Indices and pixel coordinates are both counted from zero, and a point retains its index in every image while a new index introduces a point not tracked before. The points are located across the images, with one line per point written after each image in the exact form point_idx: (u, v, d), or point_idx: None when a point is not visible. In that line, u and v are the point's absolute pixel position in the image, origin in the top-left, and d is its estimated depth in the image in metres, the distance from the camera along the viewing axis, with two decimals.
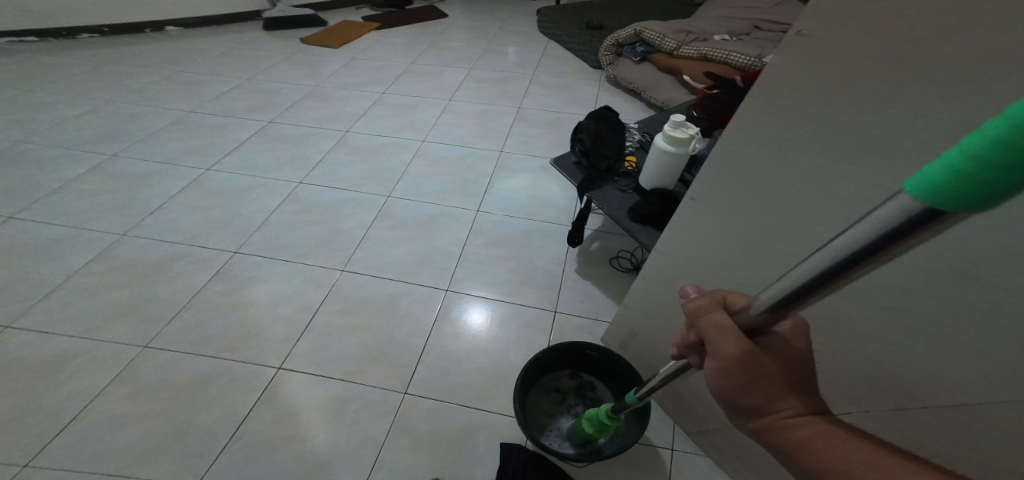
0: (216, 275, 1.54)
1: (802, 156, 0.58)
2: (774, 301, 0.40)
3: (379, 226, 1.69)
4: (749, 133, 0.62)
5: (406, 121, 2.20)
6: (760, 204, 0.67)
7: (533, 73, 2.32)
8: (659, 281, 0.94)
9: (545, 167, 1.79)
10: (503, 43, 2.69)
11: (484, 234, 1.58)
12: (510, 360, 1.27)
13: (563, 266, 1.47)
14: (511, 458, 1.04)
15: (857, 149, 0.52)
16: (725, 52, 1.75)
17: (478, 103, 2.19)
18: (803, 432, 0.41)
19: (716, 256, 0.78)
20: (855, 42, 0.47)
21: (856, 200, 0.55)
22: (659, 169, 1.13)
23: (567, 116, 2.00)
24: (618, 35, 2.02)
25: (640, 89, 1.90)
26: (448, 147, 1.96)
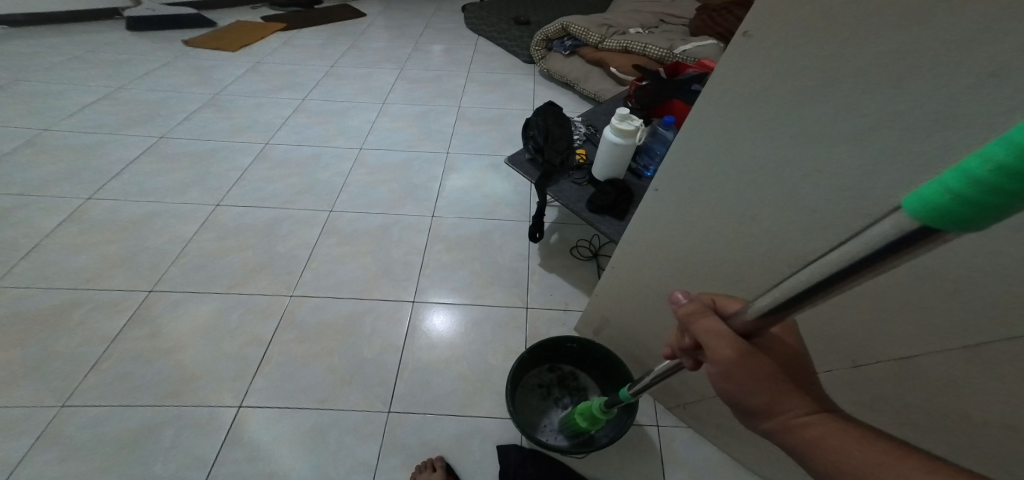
0: (131, 319, 1.35)
1: (755, 143, 0.55)
2: (768, 307, 0.41)
3: (326, 243, 1.59)
4: (695, 130, 0.60)
5: (337, 128, 2.09)
6: (717, 193, 0.64)
7: (466, 71, 2.30)
8: (629, 269, 0.94)
9: (494, 164, 1.79)
10: (429, 42, 2.63)
11: (442, 239, 1.56)
12: (489, 362, 1.27)
13: (528, 262, 1.49)
14: (509, 457, 1.08)
15: (814, 131, 0.49)
16: (643, 45, 1.82)
17: (414, 104, 2.13)
18: (814, 431, 0.42)
19: (682, 243, 0.76)
20: (788, 36, 0.45)
21: (806, 193, 0.53)
22: (611, 160, 1.17)
23: (507, 112, 2.01)
24: (546, 30, 2.06)
25: (573, 82, 1.96)
26: (388, 153, 1.90)
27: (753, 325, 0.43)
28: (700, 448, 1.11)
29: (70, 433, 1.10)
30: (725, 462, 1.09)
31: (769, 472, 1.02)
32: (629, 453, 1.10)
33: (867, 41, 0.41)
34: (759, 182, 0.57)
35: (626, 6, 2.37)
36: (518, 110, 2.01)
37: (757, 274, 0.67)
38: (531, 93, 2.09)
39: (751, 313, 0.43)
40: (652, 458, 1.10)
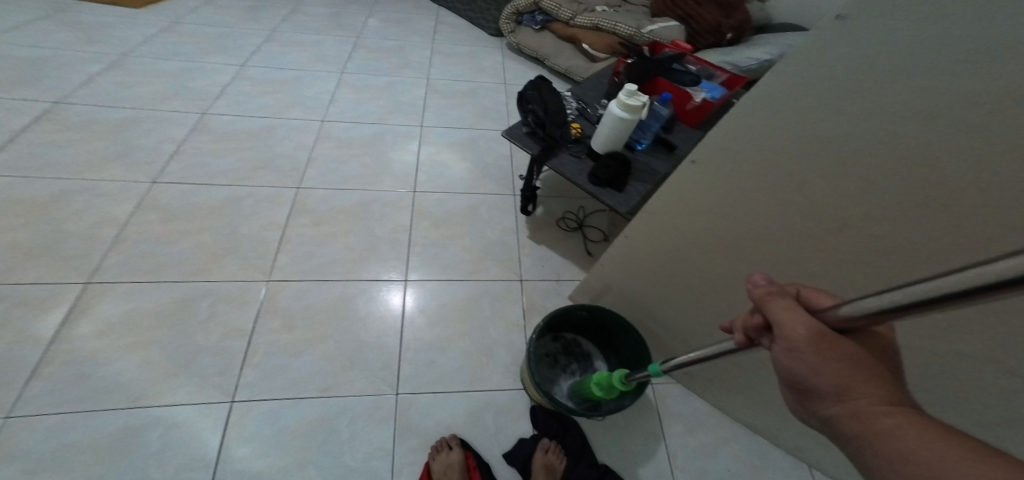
0: (70, 315, 1.16)
1: (811, 121, 0.60)
2: (873, 308, 0.39)
3: (298, 223, 1.46)
4: (755, 104, 0.65)
5: (290, 98, 1.90)
6: (761, 166, 0.70)
7: (430, 42, 2.20)
8: (643, 239, 0.99)
9: (472, 139, 1.75)
10: (384, 9, 2.48)
11: (428, 215, 1.51)
12: (491, 337, 1.26)
13: (518, 235, 1.48)
14: (537, 412, 1.14)
15: (866, 114, 0.55)
16: (614, 23, 1.77)
17: (377, 75, 2.01)
18: (891, 422, 0.37)
19: (712, 214, 0.82)
20: (862, 25, 0.51)
21: (851, 166, 0.60)
22: (613, 135, 1.21)
23: (479, 85, 1.96)
24: (516, 3, 1.99)
25: (544, 57, 1.95)
26: (355, 127, 1.78)
27: (845, 319, 0.41)
28: (690, 401, 1.22)
29: (27, 445, 0.97)
30: (711, 411, 1.21)
31: (751, 418, 1.15)
32: (632, 413, 1.17)
33: (942, 32, 0.46)
34: (821, 154, 0.62)
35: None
36: (491, 84, 1.98)
37: (784, 239, 0.74)
38: (501, 68, 2.06)
39: (849, 302, 0.40)
40: (652, 414, 1.18)
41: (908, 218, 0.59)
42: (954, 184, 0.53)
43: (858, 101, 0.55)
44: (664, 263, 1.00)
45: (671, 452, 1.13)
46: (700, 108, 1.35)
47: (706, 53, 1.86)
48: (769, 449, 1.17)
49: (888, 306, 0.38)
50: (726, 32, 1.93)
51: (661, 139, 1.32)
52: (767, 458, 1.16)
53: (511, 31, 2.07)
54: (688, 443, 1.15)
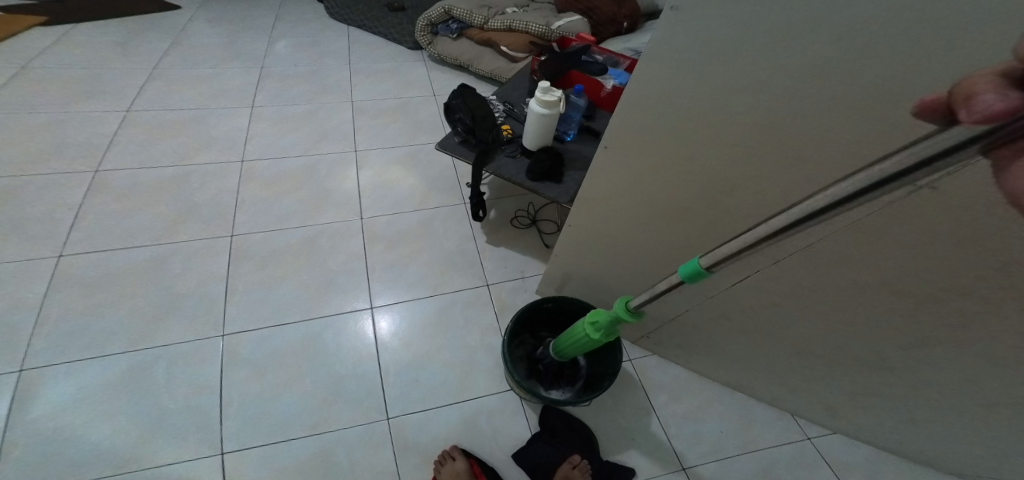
0: (14, 405, 1.08)
1: (688, 99, 0.69)
2: None
3: (241, 270, 1.39)
4: (639, 93, 0.73)
5: (200, 139, 1.78)
6: (660, 141, 0.78)
7: (346, 62, 2.14)
8: (584, 223, 1.07)
9: (411, 154, 1.75)
10: (285, 33, 2.36)
11: (381, 239, 1.49)
12: (469, 344, 1.29)
13: (475, 241, 1.51)
14: (549, 417, 1.16)
15: (727, 87, 0.65)
16: (526, 22, 1.85)
17: (295, 103, 1.93)
18: None
19: (632, 190, 0.91)
20: (700, 18, 0.60)
21: (728, 131, 0.69)
22: (539, 131, 1.28)
23: (407, 101, 1.95)
24: (428, 14, 2.01)
25: (467, 63, 1.98)
26: (282, 162, 1.70)
27: None
28: (669, 369, 1.28)
29: None
30: (690, 376, 1.27)
31: (723, 375, 1.23)
32: (617, 392, 1.23)
33: (757, 18, 0.56)
34: (748, 97, 0.64)
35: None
36: (417, 98, 1.97)
37: (695, 200, 0.84)
38: (426, 80, 2.05)
39: None
40: (637, 390, 1.23)
41: (779, 168, 0.69)
42: (802, 135, 0.64)
43: (741, 64, 0.61)
44: (610, 241, 1.08)
45: (664, 421, 1.19)
46: (613, 94, 1.44)
47: (616, 44, 1.98)
48: (750, 403, 1.24)
49: None
50: (622, 21, 2.08)
51: (587, 127, 1.42)
52: (751, 415, 1.22)
53: (429, 42, 2.08)
54: (676, 411, 1.21)
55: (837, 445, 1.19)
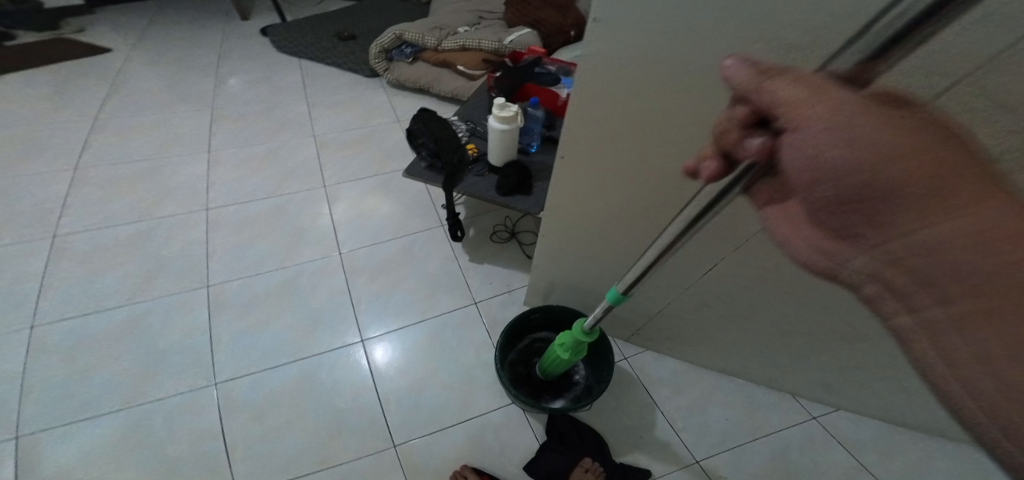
0: (18, 469, 1.07)
1: (630, 102, 0.74)
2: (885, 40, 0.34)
3: (224, 319, 1.36)
4: (584, 102, 0.77)
5: (157, 190, 1.72)
6: (612, 144, 0.82)
7: (302, 96, 2.12)
8: (556, 231, 1.10)
9: (382, 182, 1.75)
10: (234, 69, 2.31)
11: (363, 270, 1.50)
12: (465, 363, 1.31)
13: (458, 261, 1.53)
14: (557, 423, 1.18)
15: (663, 88, 0.69)
16: (478, 41, 1.88)
17: (256, 143, 1.90)
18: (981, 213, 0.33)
19: (595, 193, 0.94)
20: (627, 29, 0.64)
21: (672, 127, 0.74)
22: (502, 146, 1.31)
23: (371, 129, 1.95)
24: (380, 41, 2.01)
25: (426, 86, 1.99)
26: (249, 206, 1.67)
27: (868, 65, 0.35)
28: (665, 363, 1.33)
29: None
30: (686, 367, 1.33)
31: (717, 362, 1.28)
32: (618, 392, 1.26)
33: (677, 23, 0.61)
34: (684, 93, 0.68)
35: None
36: (380, 125, 1.97)
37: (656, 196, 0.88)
38: (387, 106, 2.05)
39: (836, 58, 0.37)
40: (638, 387, 1.28)
41: None
42: None
43: (671, 65, 0.66)
44: (584, 245, 1.11)
45: (669, 416, 1.23)
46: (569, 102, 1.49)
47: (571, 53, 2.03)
48: (750, 388, 1.30)
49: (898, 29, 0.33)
50: (569, 30, 2.07)
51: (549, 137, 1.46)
52: (751, 398, 1.28)
53: (385, 68, 2.09)
54: (678, 403, 1.26)
55: (843, 422, 1.26)
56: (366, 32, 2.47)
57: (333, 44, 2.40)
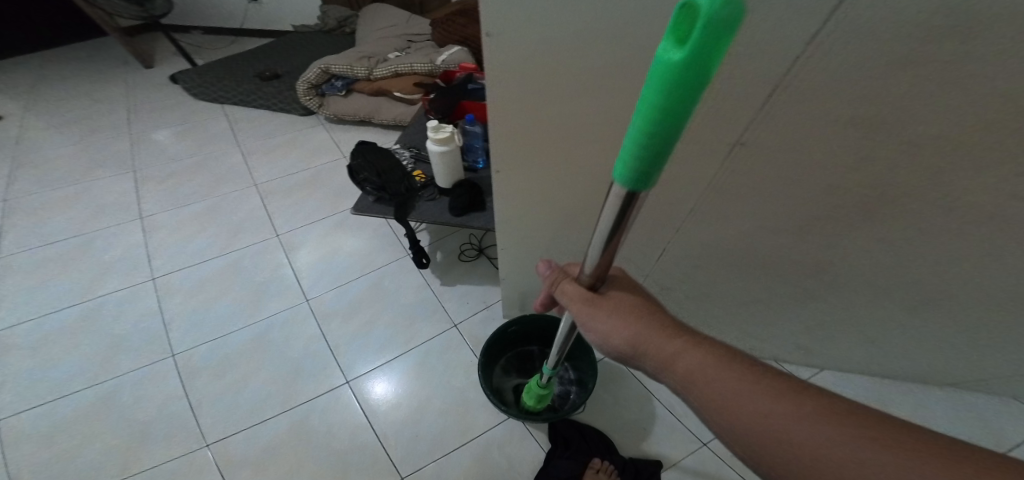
0: None
1: (555, 94, 0.67)
2: (596, 261, 0.52)
3: (198, 383, 1.30)
4: (508, 102, 0.69)
5: (98, 266, 1.58)
6: (549, 142, 0.75)
7: (234, 145, 2.01)
8: (514, 249, 1.00)
9: (339, 221, 1.69)
10: (155, 122, 2.16)
11: (335, 314, 1.45)
12: (456, 385, 1.30)
13: (431, 287, 1.50)
14: (559, 428, 1.14)
15: (587, 73, 0.63)
16: (410, 64, 1.82)
17: (195, 201, 1.79)
18: (686, 364, 0.48)
19: (544, 199, 0.87)
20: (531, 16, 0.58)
21: (602, 111, 0.68)
22: (449, 167, 1.07)
23: (317, 170, 1.88)
24: (306, 77, 1.93)
25: (367, 117, 1.94)
26: (200, 267, 1.57)
27: (596, 276, 0.54)
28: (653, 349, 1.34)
29: None
30: None
31: None
32: (614, 386, 1.24)
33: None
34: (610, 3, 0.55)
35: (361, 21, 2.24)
36: (326, 163, 1.90)
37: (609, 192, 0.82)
38: (329, 144, 1.98)
39: (585, 264, 0.54)
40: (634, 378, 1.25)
41: None
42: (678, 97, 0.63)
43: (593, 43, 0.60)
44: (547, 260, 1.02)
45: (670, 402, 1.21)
46: None
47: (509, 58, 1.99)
48: None
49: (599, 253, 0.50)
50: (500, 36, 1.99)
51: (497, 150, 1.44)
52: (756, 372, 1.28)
53: (319, 104, 2.02)
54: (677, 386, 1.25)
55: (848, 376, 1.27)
56: (290, 68, 2.37)
57: (257, 85, 2.29)
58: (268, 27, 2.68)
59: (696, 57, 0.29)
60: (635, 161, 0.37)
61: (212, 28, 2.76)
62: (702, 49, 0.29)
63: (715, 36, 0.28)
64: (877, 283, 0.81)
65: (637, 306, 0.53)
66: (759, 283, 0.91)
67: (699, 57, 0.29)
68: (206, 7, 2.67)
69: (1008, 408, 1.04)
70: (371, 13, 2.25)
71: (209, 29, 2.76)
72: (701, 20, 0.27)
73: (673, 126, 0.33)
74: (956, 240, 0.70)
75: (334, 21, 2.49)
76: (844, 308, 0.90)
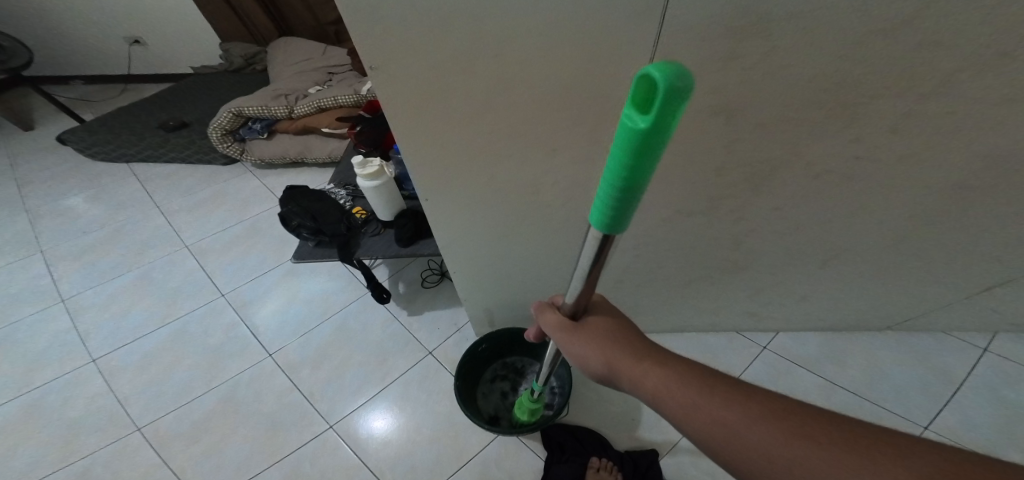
0: None
1: (469, 83, 0.52)
2: (576, 289, 0.49)
3: (174, 449, 1.14)
4: (411, 103, 0.55)
5: (29, 357, 1.33)
6: (482, 144, 0.60)
7: (150, 206, 1.76)
8: (471, 271, 0.85)
9: (290, 269, 1.50)
10: (49, 187, 1.88)
11: (302, 364, 1.27)
12: (440, 411, 1.17)
13: (399, 320, 1.34)
14: (554, 435, 1.10)
15: (500, 46, 0.49)
16: (332, 97, 1.66)
17: (117, 273, 1.54)
18: (664, 386, 0.44)
19: (495, 214, 0.72)
20: None
21: (536, 91, 0.53)
22: (387, 200, 1.02)
23: (253, 220, 1.66)
24: (217, 123, 1.74)
25: (298, 158, 1.76)
26: (142, 342, 1.35)
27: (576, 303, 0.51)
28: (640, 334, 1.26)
29: None
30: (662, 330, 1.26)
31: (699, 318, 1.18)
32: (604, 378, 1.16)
33: None
34: (460, 18, 0.46)
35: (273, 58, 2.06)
36: (264, 211, 1.69)
37: (566, 191, 0.67)
38: (264, 191, 1.76)
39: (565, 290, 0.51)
40: None
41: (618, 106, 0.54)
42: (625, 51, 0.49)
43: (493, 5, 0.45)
44: (512, 275, 0.88)
45: None
46: None
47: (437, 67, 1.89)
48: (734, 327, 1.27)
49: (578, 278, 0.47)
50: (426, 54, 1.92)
51: None
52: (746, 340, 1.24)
53: (241, 151, 1.83)
54: None
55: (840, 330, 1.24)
56: (199, 114, 2.11)
57: (163, 138, 2.02)
58: (163, 71, 2.46)
59: (657, 128, 0.28)
60: (604, 216, 0.36)
61: (94, 76, 2.54)
62: (661, 122, 0.28)
63: (673, 107, 0.27)
64: (860, 221, 0.75)
65: (618, 331, 0.50)
66: (713, 269, 0.89)
67: (659, 129, 0.28)
68: (82, 54, 2.45)
69: (960, 349, 1.07)
70: (287, 47, 2.07)
71: (92, 77, 2.54)
72: (661, 89, 0.26)
73: (636, 189, 0.32)
74: (889, 191, 0.70)
75: (241, 59, 2.24)
76: (797, 271, 0.89)
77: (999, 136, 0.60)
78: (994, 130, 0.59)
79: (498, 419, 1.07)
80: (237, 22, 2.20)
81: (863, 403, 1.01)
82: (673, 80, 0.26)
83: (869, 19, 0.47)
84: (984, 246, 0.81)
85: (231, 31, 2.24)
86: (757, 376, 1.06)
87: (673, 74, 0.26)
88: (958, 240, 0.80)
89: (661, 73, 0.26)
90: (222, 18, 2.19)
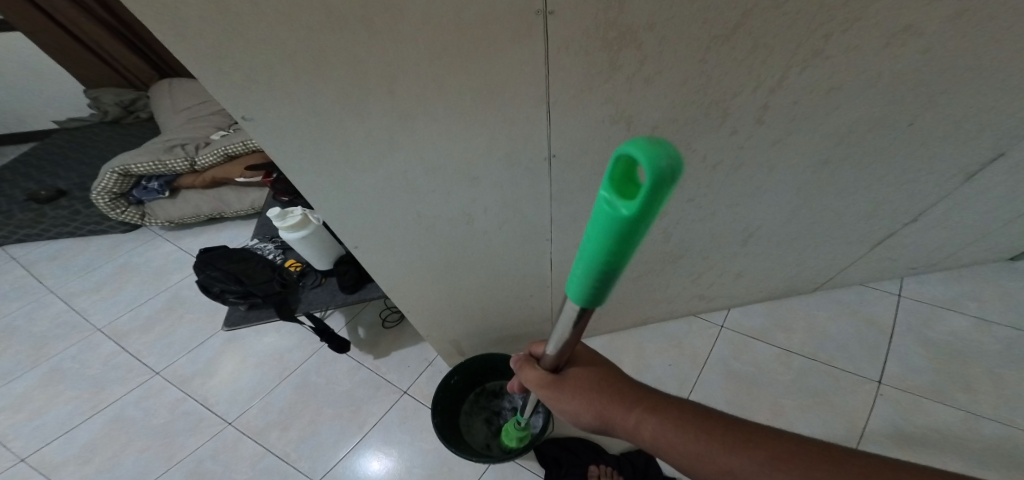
0: None
1: (370, 124, 0.50)
2: (560, 348, 0.48)
3: None
4: (311, 151, 0.51)
5: None
6: (403, 181, 0.57)
7: (45, 293, 1.57)
8: (420, 308, 0.81)
9: (231, 334, 1.39)
10: None
11: (264, 430, 1.17)
12: (424, 452, 1.10)
13: (365, 366, 1.27)
14: (549, 452, 1.07)
15: (391, 78, 0.46)
16: (241, 141, 1.54)
17: (20, 372, 1.36)
18: (662, 430, 0.46)
19: (437, 249, 0.68)
20: (270, 25, 0.40)
21: (442, 118, 0.50)
22: (320, 248, 0.96)
23: (177, 288, 1.54)
24: (102, 186, 1.53)
25: (218, 212, 1.65)
26: (71, 437, 1.20)
27: (561, 360, 0.50)
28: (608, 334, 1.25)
29: None
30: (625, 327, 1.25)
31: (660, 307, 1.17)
32: None
33: None
34: (335, 62, 0.44)
35: (157, 103, 1.89)
36: (189, 277, 1.57)
37: (503, 215, 0.65)
38: (180, 256, 1.64)
39: (548, 350, 0.50)
40: None
41: (529, 119, 0.52)
42: (524, 63, 0.47)
43: (376, 38, 0.43)
44: (463, 305, 0.84)
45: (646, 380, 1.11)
46: None
47: None
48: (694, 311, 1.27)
49: (564, 340, 0.46)
50: None
51: None
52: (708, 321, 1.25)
53: (143, 215, 1.67)
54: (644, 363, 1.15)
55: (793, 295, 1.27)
56: (78, 179, 1.86)
57: (38, 212, 1.78)
58: (24, 129, 2.27)
59: (642, 211, 0.30)
60: (586, 290, 0.35)
61: None
62: (651, 198, 0.29)
63: (660, 185, 0.29)
64: (793, 192, 0.77)
65: (607, 378, 0.51)
66: (654, 264, 0.88)
67: (648, 205, 0.29)
68: None
69: (881, 299, 1.13)
70: (176, 89, 1.90)
71: None
72: (647, 175, 0.28)
73: (618, 264, 0.33)
74: (790, 169, 0.71)
75: (116, 107, 2.04)
76: (725, 253, 0.90)
77: (901, 96, 0.63)
78: (894, 91, 0.62)
79: (489, 447, 1.03)
80: (106, 66, 2.03)
81: (820, 365, 1.04)
82: (658, 161, 0.29)
83: (745, 11, 0.47)
84: (889, 203, 0.86)
85: (98, 76, 2.06)
86: (719, 356, 1.07)
87: (656, 156, 0.29)
88: (852, 203, 0.83)
89: (645, 156, 0.29)
90: (88, 66, 2.02)
